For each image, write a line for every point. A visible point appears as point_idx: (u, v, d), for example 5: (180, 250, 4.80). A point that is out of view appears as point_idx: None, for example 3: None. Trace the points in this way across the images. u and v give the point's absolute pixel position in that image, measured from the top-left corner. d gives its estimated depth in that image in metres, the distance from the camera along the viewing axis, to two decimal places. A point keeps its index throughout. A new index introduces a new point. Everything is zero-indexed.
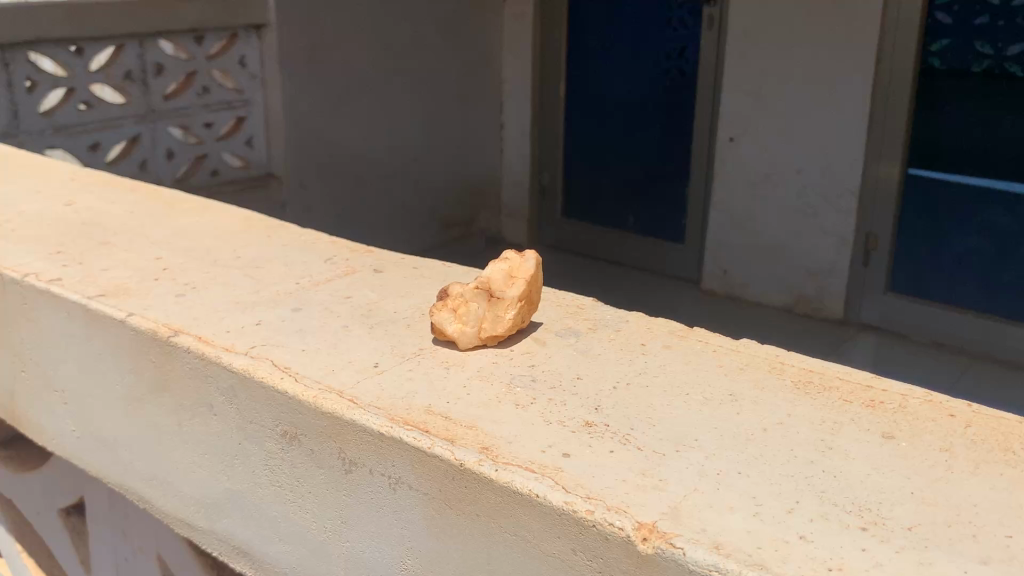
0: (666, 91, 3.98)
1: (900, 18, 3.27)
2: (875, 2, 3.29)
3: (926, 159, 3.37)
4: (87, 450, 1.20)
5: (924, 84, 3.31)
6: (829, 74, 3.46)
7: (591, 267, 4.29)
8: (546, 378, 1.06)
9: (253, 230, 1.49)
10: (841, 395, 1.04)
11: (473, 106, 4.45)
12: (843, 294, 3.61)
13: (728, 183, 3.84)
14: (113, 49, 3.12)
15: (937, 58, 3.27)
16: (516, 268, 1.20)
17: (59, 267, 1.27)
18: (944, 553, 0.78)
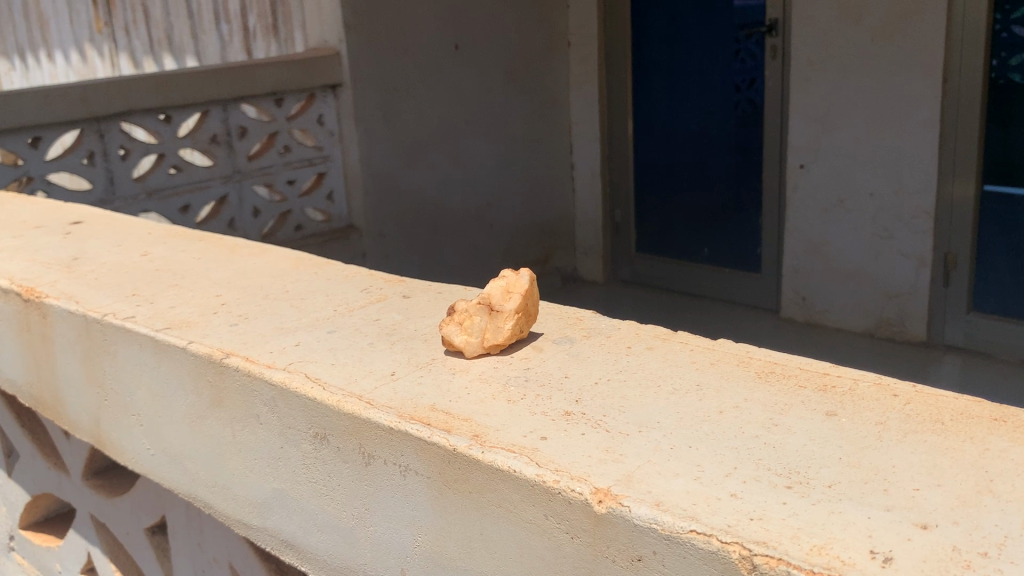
0: (737, 123, 4.00)
1: (965, 35, 3.25)
2: (938, 21, 3.28)
3: (1001, 176, 3.31)
4: (159, 466, 1.28)
5: (996, 99, 3.27)
6: (896, 95, 3.45)
7: (668, 300, 4.33)
8: (537, 377, 1.13)
9: (304, 268, 1.59)
10: (798, 381, 1.07)
11: (546, 148, 4.53)
12: (924, 316, 3.57)
13: (801, 210, 3.83)
14: (199, 115, 3.31)
15: (1018, 73, 3.20)
16: (513, 284, 1.27)
17: (133, 307, 1.38)
18: (855, 504, 0.82)
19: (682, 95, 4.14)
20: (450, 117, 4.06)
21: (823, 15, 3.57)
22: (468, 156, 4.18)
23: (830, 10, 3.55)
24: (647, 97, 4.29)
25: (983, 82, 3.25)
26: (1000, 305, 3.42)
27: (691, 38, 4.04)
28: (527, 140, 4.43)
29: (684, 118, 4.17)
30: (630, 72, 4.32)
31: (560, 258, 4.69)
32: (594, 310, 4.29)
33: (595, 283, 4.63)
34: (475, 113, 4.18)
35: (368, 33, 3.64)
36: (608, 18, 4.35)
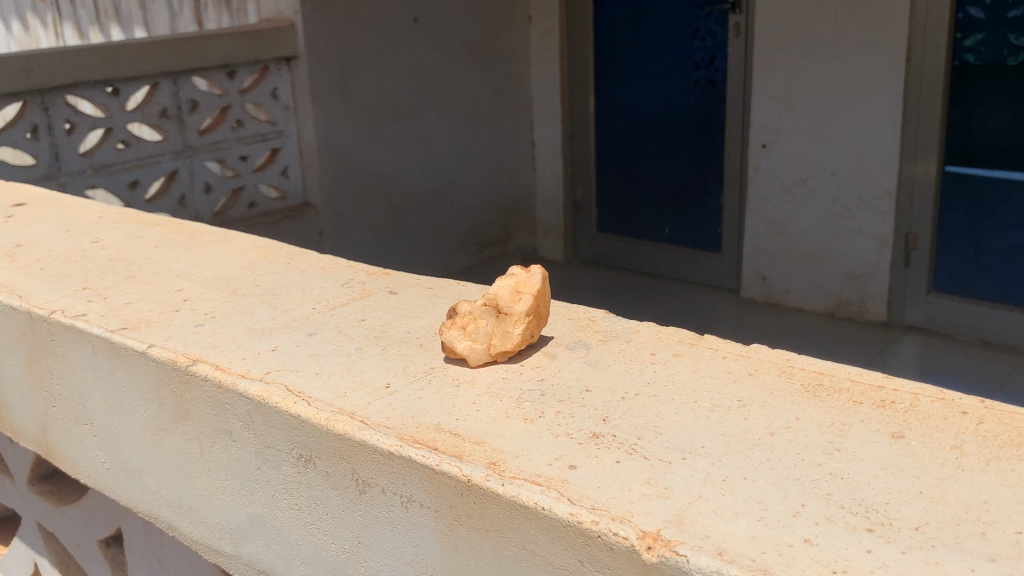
0: (698, 101, 3.96)
1: (928, 16, 3.24)
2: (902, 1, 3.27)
3: (960, 156, 3.32)
4: (115, 481, 1.23)
5: (956, 80, 3.27)
6: (859, 74, 3.42)
7: (630, 279, 4.28)
8: (554, 391, 1.09)
9: (275, 259, 1.51)
10: (852, 396, 1.06)
11: (506, 126, 4.45)
12: (885, 296, 3.58)
13: (762, 189, 3.81)
14: (148, 88, 3.19)
15: (972, 53, 3.22)
16: (523, 283, 1.21)
17: (84, 302, 1.31)
18: (951, 551, 0.79)
19: (644, 74, 4.09)
20: (409, 93, 3.97)
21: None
22: (427, 133, 4.09)
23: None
24: (609, 75, 4.22)
25: (945, 63, 3.24)
26: (959, 286, 3.43)
27: (654, 16, 3.98)
28: (488, 118, 4.36)
29: (646, 97, 4.12)
30: (590, 49, 4.26)
31: (521, 238, 4.65)
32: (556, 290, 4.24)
33: (555, 263, 4.57)
34: (434, 89, 4.08)
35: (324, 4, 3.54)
36: None
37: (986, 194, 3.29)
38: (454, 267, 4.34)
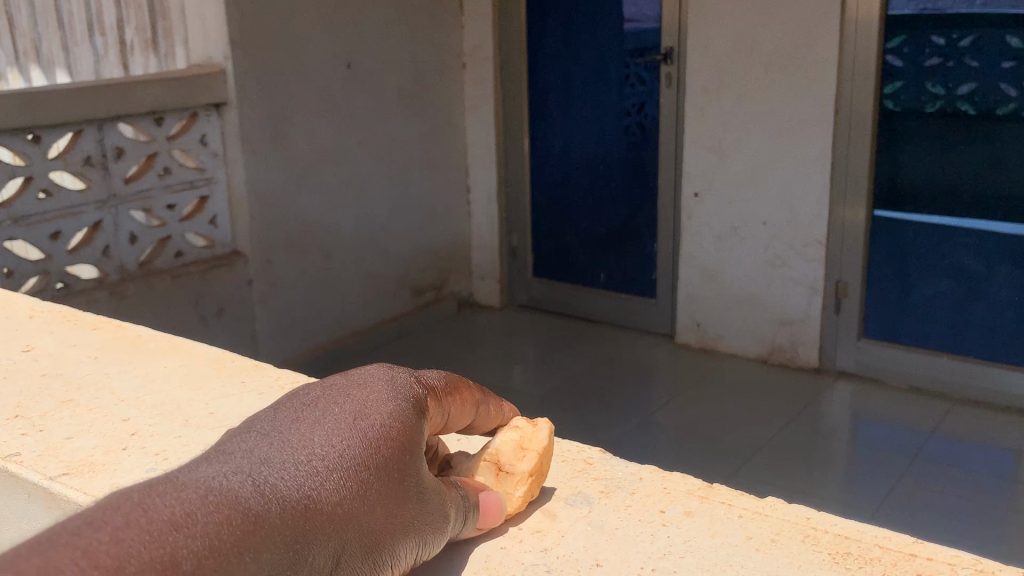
0: (631, 148, 3.99)
1: (856, 64, 3.30)
2: (830, 53, 3.32)
3: (889, 200, 3.40)
4: None
5: (884, 127, 3.35)
6: (790, 126, 3.48)
7: (566, 326, 4.26)
8: (565, 565, 1.06)
9: (228, 375, 1.44)
10: (884, 568, 1.02)
11: (441, 172, 4.39)
12: (817, 342, 3.61)
13: (696, 235, 3.83)
14: (72, 135, 3.06)
15: (891, 99, 3.31)
16: (528, 437, 1.20)
17: (18, 436, 1.24)
18: None
19: (579, 120, 4.12)
20: (342, 139, 3.91)
21: (717, 45, 3.57)
22: (361, 179, 4.02)
23: (726, 40, 3.55)
24: (543, 122, 4.26)
25: (873, 109, 3.31)
26: (889, 330, 3.50)
27: (590, 66, 4.02)
28: (423, 163, 4.29)
29: (581, 143, 4.15)
30: (523, 97, 4.26)
31: (456, 282, 4.56)
32: (492, 337, 4.19)
33: (492, 309, 4.53)
34: (368, 134, 4.02)
35: (254, 48, 3.48)
36: (504, 42, 4.27)
37: (914, 237, 3.39)
38: (389, 314, 4.26)
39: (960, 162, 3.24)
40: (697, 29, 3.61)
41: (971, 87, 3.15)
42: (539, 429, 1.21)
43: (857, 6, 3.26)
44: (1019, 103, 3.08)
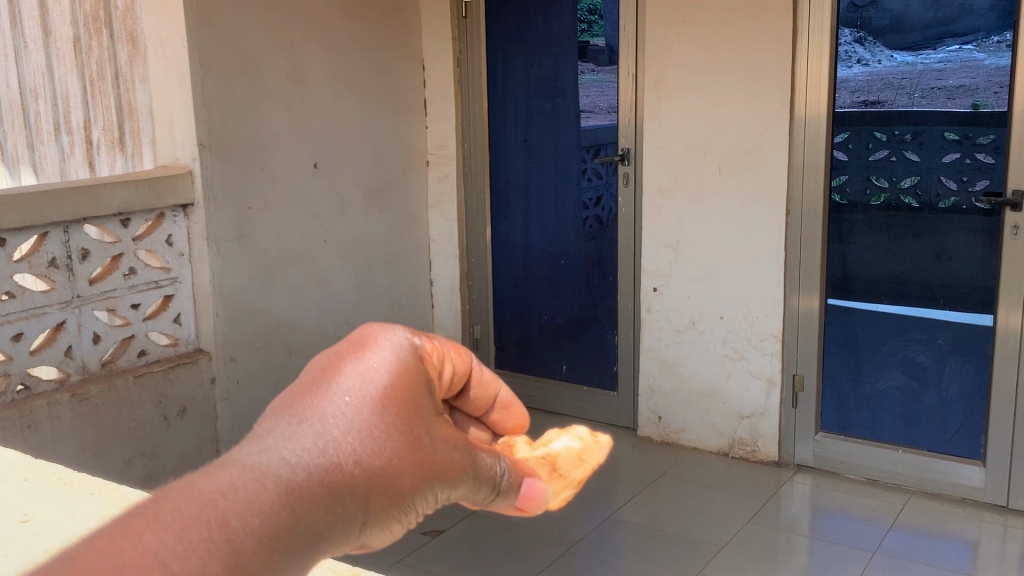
0: (588, 240, 4.09)
1: (806, 162, 3.40)
2: (780, 152, 3.43)
3: (842, 288, 3.50)
4: None
5: (835, 218, 3.44)
6: (745, 226, 3.58)
7: (532, 418, 4.28)
8: None
9: None
10: None
11: (403, 267, 4.44)
12: (776, 434, 3.67)
13: (654, 330, 3.91)
14: (36, 239, 3.03)
15: (839, 193, 3.42)
16: (588, 451, 0.89)
17: None
18: None
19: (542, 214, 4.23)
20: (308, 236, 3.95)
21: (671, 148, 3.69)
22: (326, 276, 4.07)
23: (680, 140, 3.67)
24: (505, 216, 4.36)
25: (823, 203, 3.41)
26: (845, 423, 3.61)
27: (547, 165, 4.16)
28: (384, 259, 4.33)
29: (540, 238, 4.26)
30: (486, 194, 4.37)
31: None
32: None
33: None
34: (334, 231, 4.08)
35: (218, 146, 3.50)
36: (465, 140, 4.36)
37: (864, 326, 3.54)
38: None
39: (907, 252, 3.32)
40: (652, 130, 3.73)
41: (915, 181, 3.22)
42: (591, 440, 0.90)
43: (805, 102, 3.36)
44: (960, 196, 3.15)
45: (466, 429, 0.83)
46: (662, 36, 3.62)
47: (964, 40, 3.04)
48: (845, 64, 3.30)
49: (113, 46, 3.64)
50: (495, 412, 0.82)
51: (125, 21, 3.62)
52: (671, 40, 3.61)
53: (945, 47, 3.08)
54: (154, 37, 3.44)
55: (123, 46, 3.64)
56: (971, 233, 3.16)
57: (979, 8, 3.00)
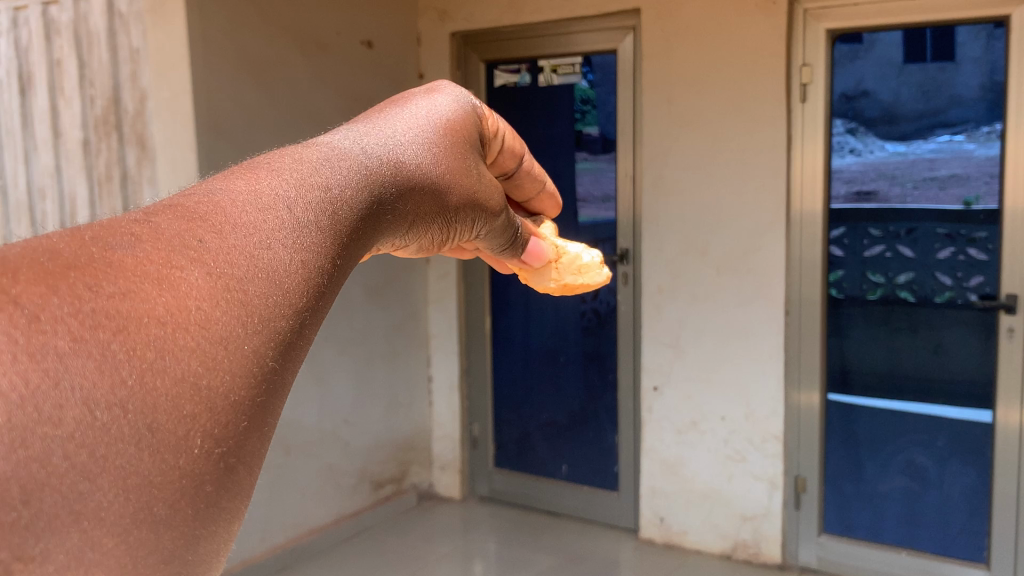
0: (586, 335, 3.55)
1: (803, 237, 2.92)
2: (778, 227, 2.93)
3: (843, 384, 2.96)
4: None
5: (834, 313, 2.94)
6: (735, 317, 3.07)
7: (524, 521, 3.75)
8: None
9: None
10: None
11: (403, 365, 3.80)
12: (779, 538, 3.10)
13: (654, 431, 3.34)
14: None
15: (835, 287, 2.92)
16: (581, 269, 1.47)
17: None
18: None
19: (540, 315, 3.67)
20: None
21: (684, 202, 3.12)
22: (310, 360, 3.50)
23: (677, 241, 3.16)
24: (505, 311, 3.79)
25: (821, 294, 2.92)
26: (848, 523, 3.04)
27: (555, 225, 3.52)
28: (384, 355, 3.67)
29: (540, 318, 3.67)
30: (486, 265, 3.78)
31: (416, 473, 3.97)
32: (445, 526, 3.71)
33: (451, 502, 3.98)
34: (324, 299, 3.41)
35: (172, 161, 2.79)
36: None
37: (867, 427, 2.94)
38: (347, 511, 3.55)
39: (927, 348, 2.79)
40: (664, 172, 3.14)
41: (910, 276, 2.77)
42: (595, 262, 1.52)
43: (801, 197, 2.90)
44: (955, 292, 2.71)
45: (522, 190, 1.29)
46: (656, 126, 3.14)
47: (954, 130, 2.65)
48: (837, 155, 2.86)
49: (123, 147, 2.91)
50: (540, 196, 1.33)
51: (135, 124, 2.88)
52: (667, 129, 3.12)
53: (935, 138, 2.67)
54: (165, 141, 2.79)
55: (133, 149, 2.89)
56: (968, 330, 2.71)
57: (966, 96, 2.62)
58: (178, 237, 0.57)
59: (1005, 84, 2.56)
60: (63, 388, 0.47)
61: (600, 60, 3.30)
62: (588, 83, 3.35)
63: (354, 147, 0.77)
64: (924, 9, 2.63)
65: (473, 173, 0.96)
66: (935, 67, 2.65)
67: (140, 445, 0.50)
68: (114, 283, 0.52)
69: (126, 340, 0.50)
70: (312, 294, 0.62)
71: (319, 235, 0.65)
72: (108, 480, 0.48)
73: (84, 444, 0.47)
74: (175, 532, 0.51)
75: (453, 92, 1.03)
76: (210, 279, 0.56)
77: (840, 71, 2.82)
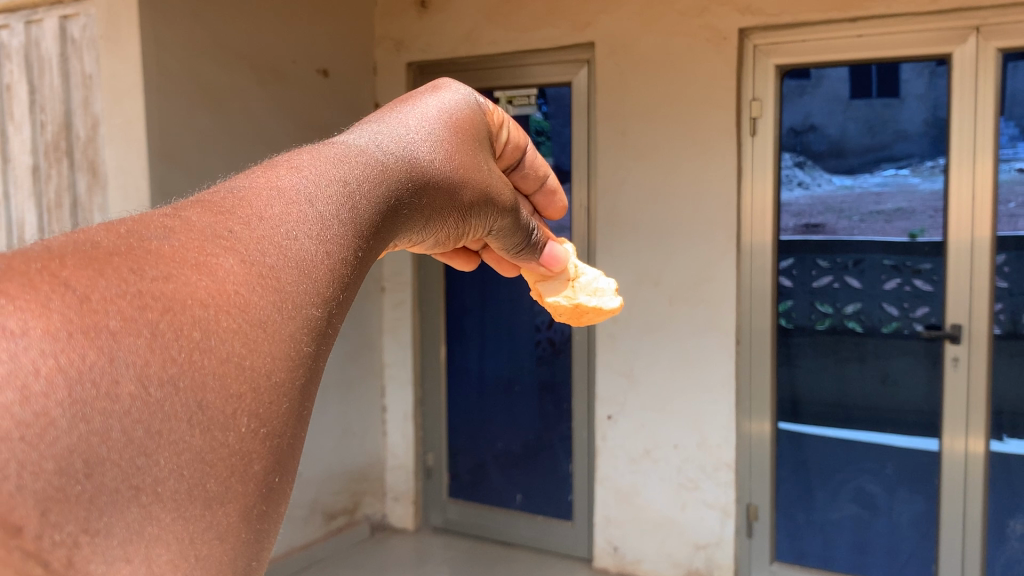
0: (540, 365, 3.57)
1: (754, 268, 2.97)
2: (728, 258, 2.97)
3: (793, 412, 3.00)
4: None
5: (784, 343, 2.98)
6: (687, 347, 3.10)
7: (478, 551, 3.73)
8: None
9: None
10: None
11: (356, 394, 3.77)
12: (732, 566, 3.12)
13: (607, 460, 3.35)
14: None
15: (785, 317, 2.97)
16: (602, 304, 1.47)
17: None
18: None
19: (494, 345, 3.67)
20: None
21: (638, 233, 3.15)
22: None
23: (631, 273, 3.18)
24: (461, 341, 3.78)
25: (772, 325, 2.96)
26: (800, 551, 3.07)
27: None
28: (337, 385, 3.64)
29: (496, 347, 3.67)
30: (442, 296, 3.79)
31: (369, 504, 3.92)
32: (400, 557, 3.68)
33: (404, 532, 3.94)
34: None
35: (122, 184, 2.75)
36: None
37: (817, 455, 2.98)
38: (298, 543, 3.50)
39: (873, 379, 2.84)
40: (618, 205, 3.18)
41: (857, 306, 2.83)
42: (614, 286, 1.52)
43: (750, 228, 2.96)
44: (902, 322, 2.77)
45: (524, 184, 1.25)
46: (611, 157, 3.17)
47: (899, 165, 2.72)
48: (786, 188, 2.92)
49: (73, 173, 2.90)
50: (544, 189, 1.27)
51: (86, 151, 2.85)
52: (620, 161, 3.16)
53: (881, 172, 2.75)
54: (118, 168, 2.76)
55: (83, 176, 2.87)
56: (914, 359, 2.76)
57: (912, 131, 2.69)
58: (209, 230, 0.64)
59: (947, 119, 2.64)
60: (117, 364, 0.52)
61: (555, 92, 3.35)
62: (542, 114, 3.39)
63: (369, 147, 0.81)
64: (871, 46, 2.71)
65: (489, 171, 1.01)
66: (881, 103, 2.72)
67: (191, 422, 0.55)
68: (157, 268, 0.58)
69: (171, 320, 0.56)
70: (334, 283, 0.68)
71: (337, 230, 0.70)
72: (163, 456, 0.53)
73: (140, 420, 0.53)
74: (229, 504, 0.57)
75: (462, 88, 1.05)
76: (245, 267, 0.63)
77: (789, 105, 2.88)
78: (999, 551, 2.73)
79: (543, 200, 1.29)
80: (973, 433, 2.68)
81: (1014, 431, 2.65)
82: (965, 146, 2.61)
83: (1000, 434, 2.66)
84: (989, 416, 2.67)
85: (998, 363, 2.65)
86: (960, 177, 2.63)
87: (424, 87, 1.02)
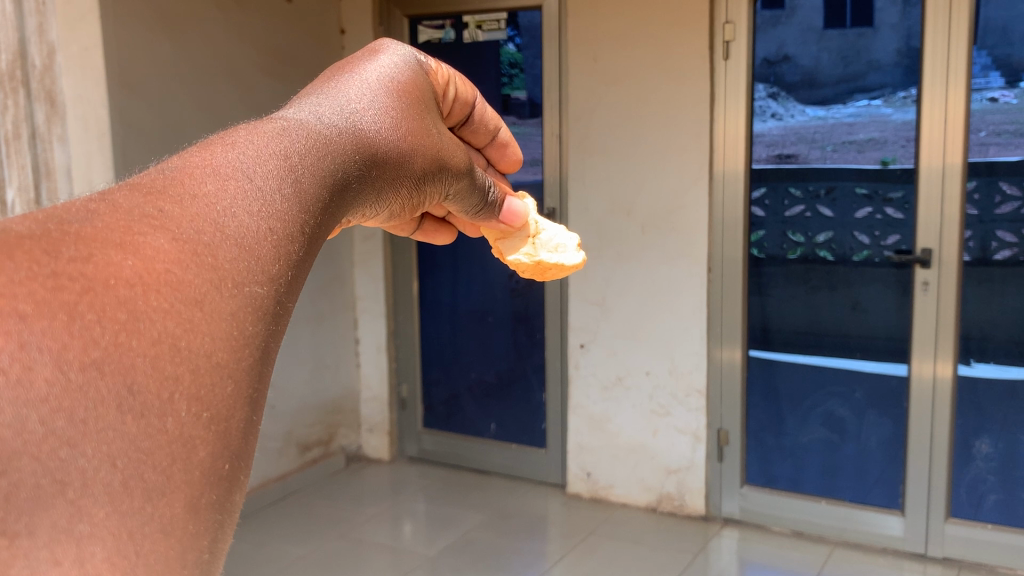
0: (513, 296, 3.55)
1: (726, 199, 2.95)
2: (700, 185, 2.96)
3: (764, 340, 3.03)
4: None
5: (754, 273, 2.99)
6: (661, 281, 3.10)
7: (453, 480, 3.74)
8: None
9: None
10: None
11: (329, 326, 3.74)
12: (703, 489, 3.17)
13: (580, 390, 3.37)
14: None
15: (757, 247, 2.97)
16: (563, 263, 1.45)
17: None
18: None
19: (467, 277, 3.66)
20: None
21: (610, 163, 3.12)
22: None
23: (603, 202, 3.17)
24: (433, 273, 3.76)
25: (744, 256, 2.96)
26: (770, 476, 3.11)
27: None
28: (310, 317, 3.61)
29: (468, 280, 3.66)
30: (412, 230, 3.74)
31: (344, 435, 3.93)
32: (374, 488, 3.69)
33: (380, 463, 3.97)
34: None
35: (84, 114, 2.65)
36: None
37: (786, 382, 3.02)
38: (273, 475, 3.51)
39: (841, 308, 2.86)
40: (591, 133, 3.14)
41: (828, 235, 2.83)
42: (576, 241, 1.49)
43: (723, 157, 2.93)
44: (872, 250, 2.77)
45: (474, 139, 1.22)
46: (581, 85, 3.13)
47: (873, 95, 2.71)
48: (759, 119, 2.89)
49: (32, 104, 2.66)
50: (494, 143, 1.24)
51: (44, 80, 2.65)
52: (592, 89, 3.11)
53: (854, 102, 2.74)
54: (76, 96, 2.66)
55: (43, 107, 2.67)
56: (884, 286, 2.77)
57: (885, 61, 2.67)
58: (137, 210, 0.54)
59: (920, 48, 2.61)
60: (28, 350, 0.44)
61: (527, 22, 3.25)
62: (516, 47, 3.29)
63: (311, 114, 0.73)
64: None
65: (437, 135, 0.95)
66: (854, 33, 2.70)
67: (122, 409, 0.47)
68: (75, 248, 0.49)
69: (92, 302, 0.48)
70: (283, 258, 0.59)
71: (283, 204, 0.61)
72: (91, 446, 0.46)
73: (60, 408, 0.45)
74: (172, 494, 0.49)
75: (404, 49, 0.98)
76: (177, 245, 0.53)
77: (762, 35, 2.85)
78: (965, 471, 2.76)
79: (495, 153, 1.26)
80: (942, 357, 2.70)
81: (982, 355, 2.67)
82: (937, 73, 2.59)
83: (968, 359, 2.69)
84: (958, 341, 2.69)
85: (967, 288, 2.66)
86: (932, 104, 2.61)
87: (364, 52, 0.95)
